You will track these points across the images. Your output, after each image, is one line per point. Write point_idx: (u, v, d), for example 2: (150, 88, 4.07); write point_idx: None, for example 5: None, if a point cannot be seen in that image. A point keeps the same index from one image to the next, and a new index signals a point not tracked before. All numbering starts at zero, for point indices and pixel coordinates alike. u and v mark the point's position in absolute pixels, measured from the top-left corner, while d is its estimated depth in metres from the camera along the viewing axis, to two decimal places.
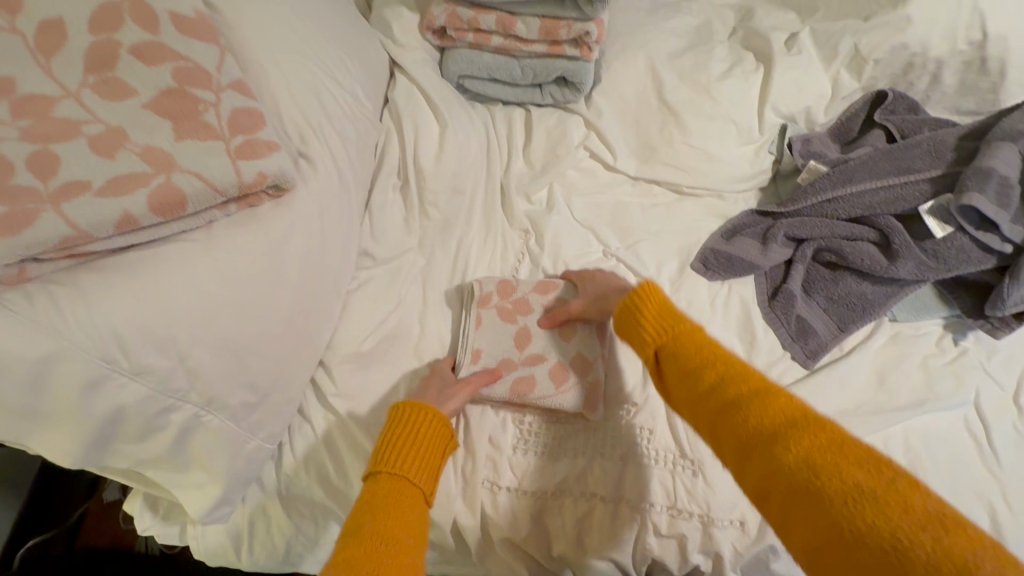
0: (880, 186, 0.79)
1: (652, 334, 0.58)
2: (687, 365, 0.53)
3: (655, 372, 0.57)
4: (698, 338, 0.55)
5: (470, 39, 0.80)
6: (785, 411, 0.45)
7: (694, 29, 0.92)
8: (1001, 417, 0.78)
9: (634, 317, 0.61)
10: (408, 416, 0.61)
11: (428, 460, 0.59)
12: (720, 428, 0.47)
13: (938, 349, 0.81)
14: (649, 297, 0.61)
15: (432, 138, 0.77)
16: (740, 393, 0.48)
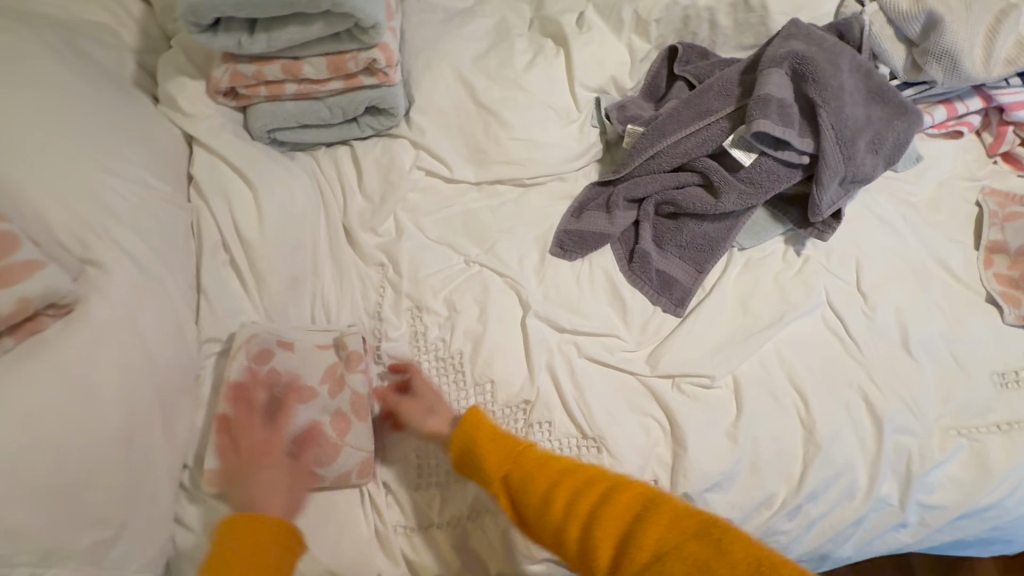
0: (690, 133, 0.85)
1: (491, 463, 0.58)
2: (538, 491, 0.55)
3: (504, 497, 0.57)
4: (536, 456, 0.57)
5: (264, 92, 0.78)
6: (638, 509, 0.51)
7: (492, 29, 0.94)
8: (851, 308, 0.85)
9: (473, 451, 0.60)
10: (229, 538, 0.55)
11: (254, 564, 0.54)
12: (588, 556, 0.50)
13: (786, 263, 0.88)
14: (476, 425, 0.61)
15: (249, 202, 0.74)
16: (591, 508, 0.52)
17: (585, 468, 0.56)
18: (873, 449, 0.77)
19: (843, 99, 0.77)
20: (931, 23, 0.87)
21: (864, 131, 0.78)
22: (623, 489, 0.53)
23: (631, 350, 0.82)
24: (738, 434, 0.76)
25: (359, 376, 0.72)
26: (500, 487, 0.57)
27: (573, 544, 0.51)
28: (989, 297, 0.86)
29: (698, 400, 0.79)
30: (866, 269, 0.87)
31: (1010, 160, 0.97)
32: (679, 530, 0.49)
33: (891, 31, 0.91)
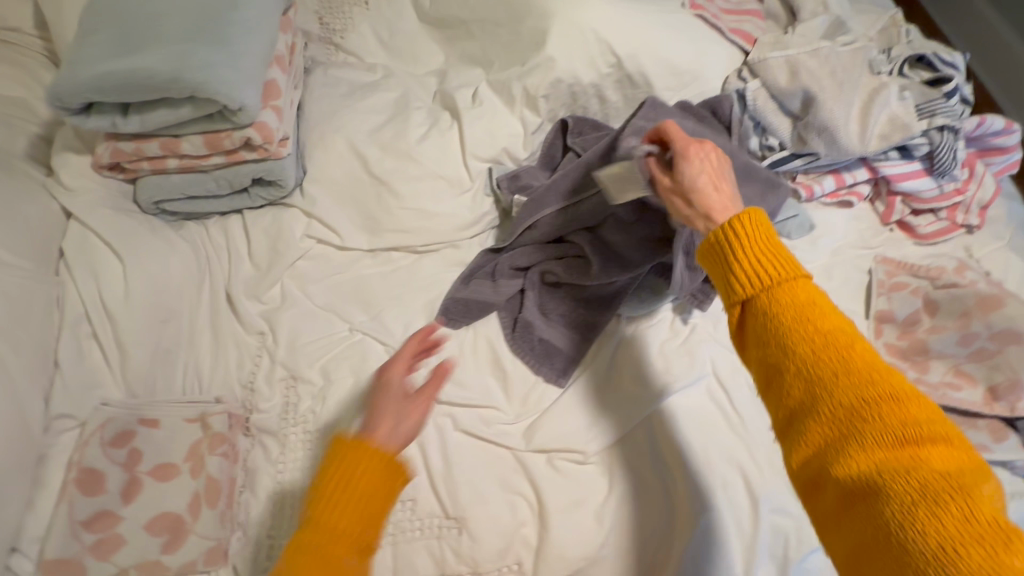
0: (569, 207, 0.86)
1: (753, 286, 0.52)
2: (799, 344, 0.49)
3: (755, 334, 0.52)
4: (803, 301, 0.50)
5: (147, 166, 0.80)
6: (865, 406, 0.45)
7: (392, 102, 0.98)
8: (736, 379, 0.85)
9: (732, 265, 0.54)
10: (337, 462, 0.53)
11: (366, 507, 0.52)
12: (806, 430, 0.47)
13: (671, 332, 0.87)
14: (761, 230, 0.54)
15: (118, 276, 0.76)
16: (825, 381, 0.47)
17: (848, 338, 0.48)
18: (749, 532, 0.74)
19: None
20: (808, 100, 0.90)
21: None
22: (868, 374, 0.46)
23: (510, 423, 0.81)
24: (605, 517, 0.75)
25: (219, 457, 0.72)
26: (750, 312, 0.52)
27: (810, 413, 0.47)
28: None
29: (570, 476, 0.77)
30: None
31: (904, 227, 0.98)
32: (907, 439, 0.43)
33: (774, 105, 0.93)
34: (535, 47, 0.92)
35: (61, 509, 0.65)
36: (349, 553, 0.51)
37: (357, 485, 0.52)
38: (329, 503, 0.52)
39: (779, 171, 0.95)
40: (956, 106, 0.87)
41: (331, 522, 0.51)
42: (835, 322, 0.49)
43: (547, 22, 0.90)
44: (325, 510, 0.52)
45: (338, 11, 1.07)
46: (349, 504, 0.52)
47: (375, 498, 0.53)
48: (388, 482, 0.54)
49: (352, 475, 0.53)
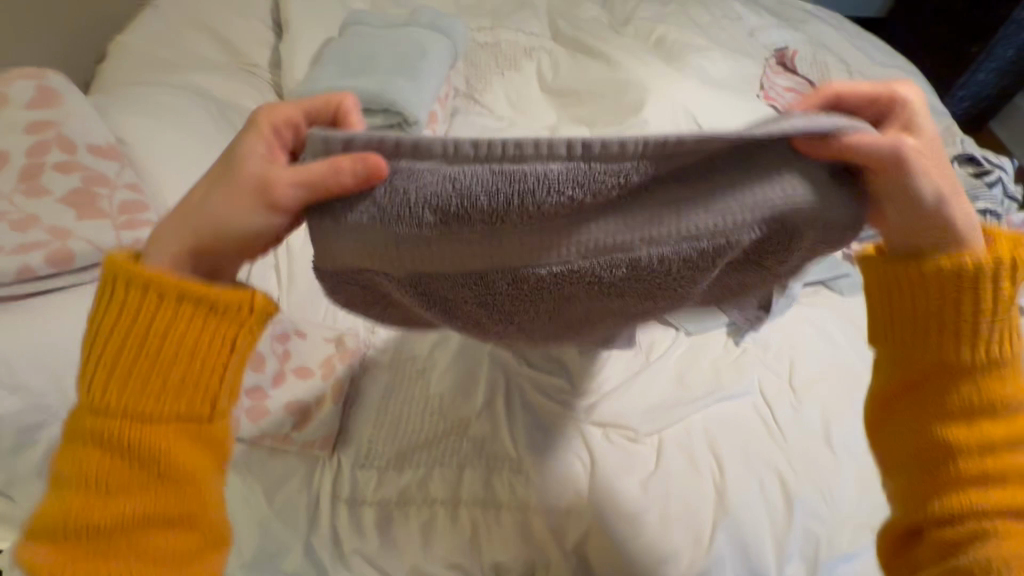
0: None
1: (964, 338, 0.54)
2: (971, 406, 0.54)
3: (920, 403, 0.56)
4: (995, 372, 0.54)
5: None
6: (1005, 471, 0.52)
7: None
8: (781, 399, 0.93)
9: (921, 300, 0.55)
10: (126, 301, 0.49)
11: (194, 361, 0.49)
12: (931, 476, 0.54)
13: (724, 351, 0.99)
14: (979, 278, 0.53)
15: (300, 229, 1.03)
16: (982, 444, 0.53)
17: (1016, 415, 0.54)
18: (781, 528, 0.81)
19: None
20: None
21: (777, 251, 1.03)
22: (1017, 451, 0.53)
23: (574, 397, 0.92)
24: (651, 490, 0.83)
25: (345, 366, 0.90)
26: (937, 379, 0.55)
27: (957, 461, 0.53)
28: None
29: (623, 451, 0.87)
30: (798, 368, 0.96)
31: None
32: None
33: None
34: (633, 111, 1.16)
35: None
36: (192, 402, 0.49)
37: (210, 334, 0.49)
38: (111, 358, 0.48)
39: None
40: (996, 196, 1.04)
41: (154, 381, 0.49)
42: (1013, 397, 0.54)
43: (643, 98, 1.16)
44: (122, 381, 0.48)
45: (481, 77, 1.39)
46: (148, 347, 0.48)
47: (218, 348, 0.50)
48: (230, 326, 0.50)
49: (207, 321, 0.49)
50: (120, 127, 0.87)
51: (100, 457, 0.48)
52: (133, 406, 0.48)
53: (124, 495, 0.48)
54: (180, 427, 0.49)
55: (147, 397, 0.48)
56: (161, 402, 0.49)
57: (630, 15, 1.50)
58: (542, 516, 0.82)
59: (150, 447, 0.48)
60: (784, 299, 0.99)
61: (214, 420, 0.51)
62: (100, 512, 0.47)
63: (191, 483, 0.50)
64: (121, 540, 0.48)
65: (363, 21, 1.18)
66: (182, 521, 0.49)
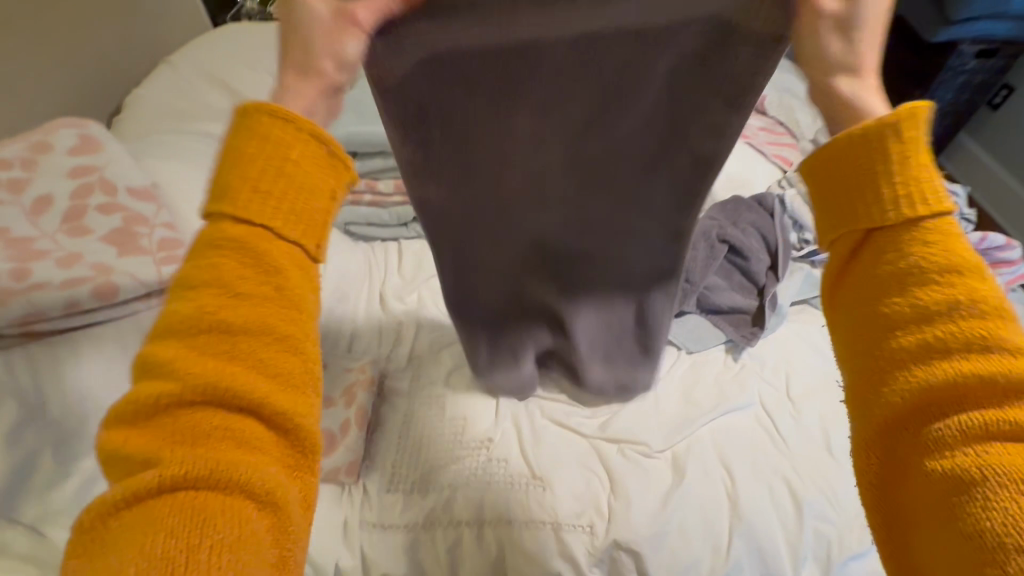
0: None
1: (896, 212, 0.43)
2: (912, 295, 0.42)
3: (864, 277, 0.45)
4: (942, 245, 0.42)
5: (349, 199, 1.16)
6: (984, 377, 0.39)
7: None
8: (781, 410, 0.99)
9: (872, 166, 0.44)
10: (265, 127, 0.44)
11: (309, 203, 0.45)
12: (897, 379, 0.41)
13: (725, 367, 1.05)
14: (913, 139, 0.44)
15: None
16: (948, 344, 0.40)
17: (982, 300, 0.41)
18: (794, 531, 0.85)
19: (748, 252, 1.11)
20: None
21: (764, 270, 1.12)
22: (991, 346, 0.40)
23: (586, 417, 0.97)
24: (670, 504, 0.86)
25: (367, 393, 0.93)
26: (871, 245, 0.45)
27: (899, 353, 0.42)
28: None
29: (638, 464, 0.91)
30: (794, 381, 1.02)
31: None
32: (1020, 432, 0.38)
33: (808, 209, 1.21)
34: None
35: None
36: (283, 247, 0.44)
37: (299, 170, 0.45)
38: (247, 181, 0.43)
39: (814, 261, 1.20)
40: None
41: (268, 206, 0.44)
42: (976, 278, 0.42)
43: None
44: (251, 195, 0.43)
45: None
46: (276, 174, 0.44)
47: (309, 184, 0.45)
48: (317, 176, 0.46)
49: (304, 147, 0.45)
50: (152, 172, 0.93)
51: (237, 274, 0.42)
52: (222, 267, 0.42)
53: (212, 363, 0.40)
54: (260, 275, 0.43)
55: (230, 247, 0.42)
56: (249, 258, 0.43)
57: None
58: (565, 532, 0.83)
59: (233, 306, 0.42)
60: (775, 317, 1.07)
61: (295, 267, 0.45)
62: (213, 355, 0.41)
63: (279, 352, 0.43)
64: (200, 403, 0.40)
65: None
66: (283, 424, 0.43)
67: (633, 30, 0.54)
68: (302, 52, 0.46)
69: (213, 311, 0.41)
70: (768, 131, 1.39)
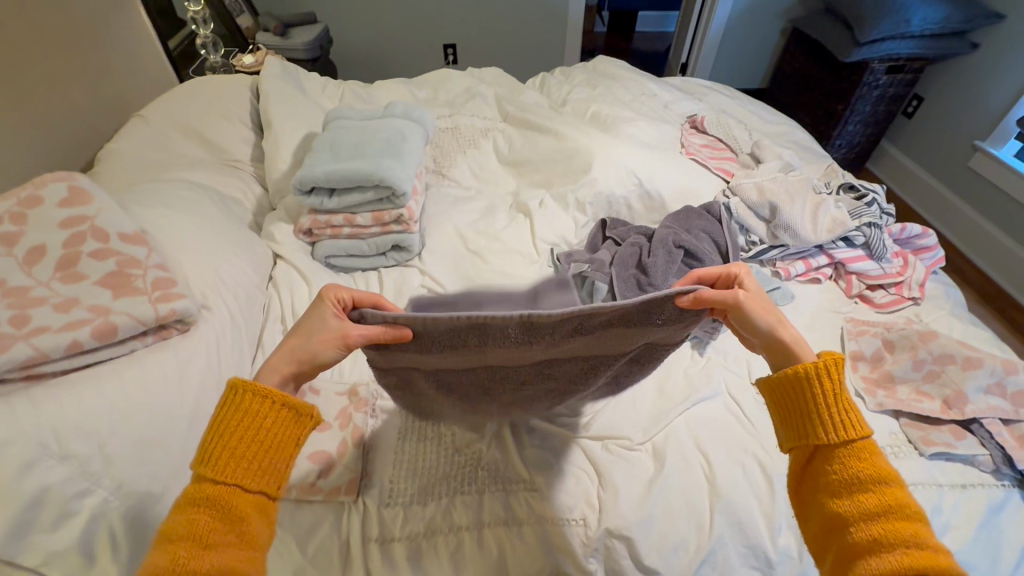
0: (622, 249, 1.26)
1: (832, 433, 0.60)
2: (850, 495, 0.57)
3: (814, 480, 0.61)
4: (867, 463, 0.58)
5: (328, 233, 1.21)
6: (913, 567, 0.50)
7: (483, 208, 1.42)
8: (744, 394, 1.08)
9: (802, 395, 0.63)
10: (244, 402, 0.60)
11: (273, 454, 0.60)
12: (846, 558, 0.54)
13: (691, 361, 1.14)
14: (831, 374, 0.63)
15: (304, 293, 1.10)
16: (882, 533, 0.53)
17: (906, 508, 0.54)
18: (768, 503, 0.92)
19: (703, 254, 1.21)
20: (773, 208, 1.31)
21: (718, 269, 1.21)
22: (906, 537, 0.52)
23: (571, 418, 1.03)
24: (654, 490, 0.92)
25: (362, 414, 0.99)
26: (817, 457, 0.62)
27: (848, 538, 0.55)
28: (856, 392, 1.08)
29: (621, 457, 0.97)
30: (753, 367, 1.13)
31: (864, 299, 1.28)
32: None
33: (750, 213, 1.34)
34: (583, 172, 1.38)
35: None
36: (248, 498, 0.57)
37: (268, 432, 0.60)
38: (224, 444, 0.58)
39: (761, 260, 1.33)
40: (875, 212, 1.30)
41: (236, 461, 0.57)
42: (894, 491, 0.56)
43: (590, 161, 1.39)
44: (226, 456, 0.57)
45: (448, 155, 1.58)
46: (248, 436, 0.59)
47: (276, 440, 0.60)
48: (281, 434, 0.61)
49: (272, 416, 0.61)
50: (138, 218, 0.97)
51: (206, 519, 0.54)
52: (196, 520, 0.53)
53: None
54: (229, 524, 0.55)
55: (205, 500, 0.55)
56: (217, 504, 0.55)
57: (566, 97, 1.77)
58: (561, 526, 0.88)
59: (197, 543, 0.52)
60: None
61: (259, 511, 0.57)
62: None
63: None
64: None
65: (344, 116, 1.36)
66: None
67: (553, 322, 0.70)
68: (303, 339, 0.68)
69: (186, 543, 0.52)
70: (711, 148, 1.54)
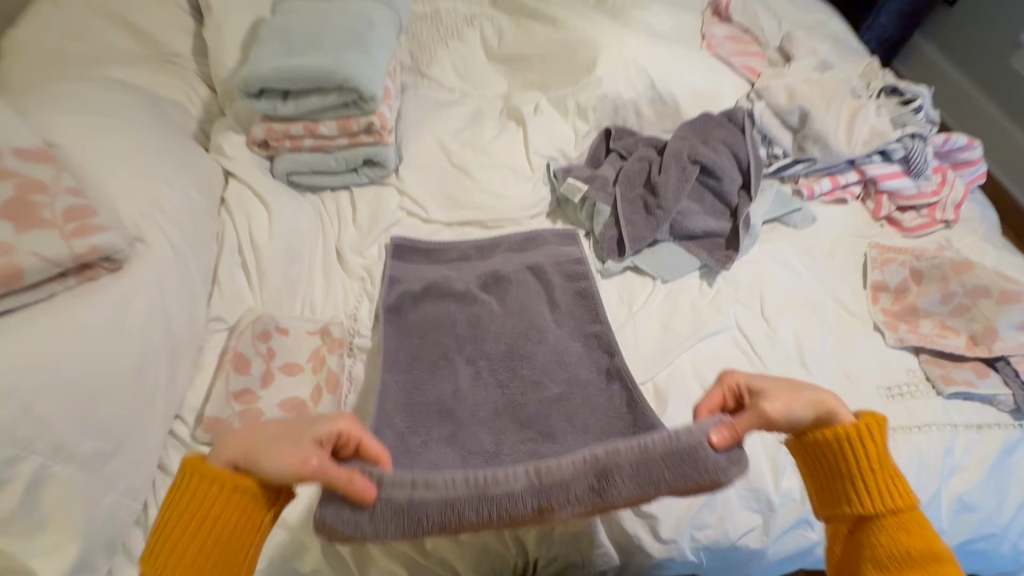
0: (628, 164, 1.10)
1: (873, 504, 0.58)
2: (900, 570, 0.56)
3: (856, 550, 0.59)
4: (910, 529, 0.57)
5: (288, 145, 1.03)
6: None
7: (468, 115, 1.23)
8: (756, 330, 0.99)
9: (838, 464, 0.59)
10: (192, 485, 0.54)
11: (227, 544, 0.54)
12: None
13: (701, 293, 1.04)
14: (873, 439, 0.58)
15: (263, 220, 0.96)
16: None
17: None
18: (773, 447, 0.87)
19: (720, 171, 1.05)
20: (804, 115, 1.14)
21: (736, 188, 1.05)
22: None
23: None
24: None
25: (336, 357, 0.87)
26: (859, 528, 0.59)
27: None
28: (875, 327, 1.00)
29: None
30: (767, 300, 1.03)
31: (892, 223, 1.15)
32: None
33: (778, 121, 1.17)
34: (586, 71, 1.17)
35: (220, 383, 0.80)
36: None
37: (220, 522, 0.54)
38: (177, 533, 0.54)
39: (784, 176, 1.18)
40: (921, 121, 1.14)
41: (187, 552, 0.53)
42: (942, 562, 0.55)
43: (596, 55, 1.16)
44: (177, 546, 0.53)
45: (426, 50, 1.34)
46: (199, 524, 0.54)
47: (233, 530, 0.54)
48: (239, 524, 0.55)
49: (224, 502, 0.54)
50: (47, 130, 0.80)
51: None
52: None
53: None
54: None
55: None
56: None
57: None
58: None
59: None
60: (748, 238, 1.04)
61: None
62: None
63: None
64: None
65: None
66: None
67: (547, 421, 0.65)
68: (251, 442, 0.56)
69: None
70: (735, 42, 1.31)
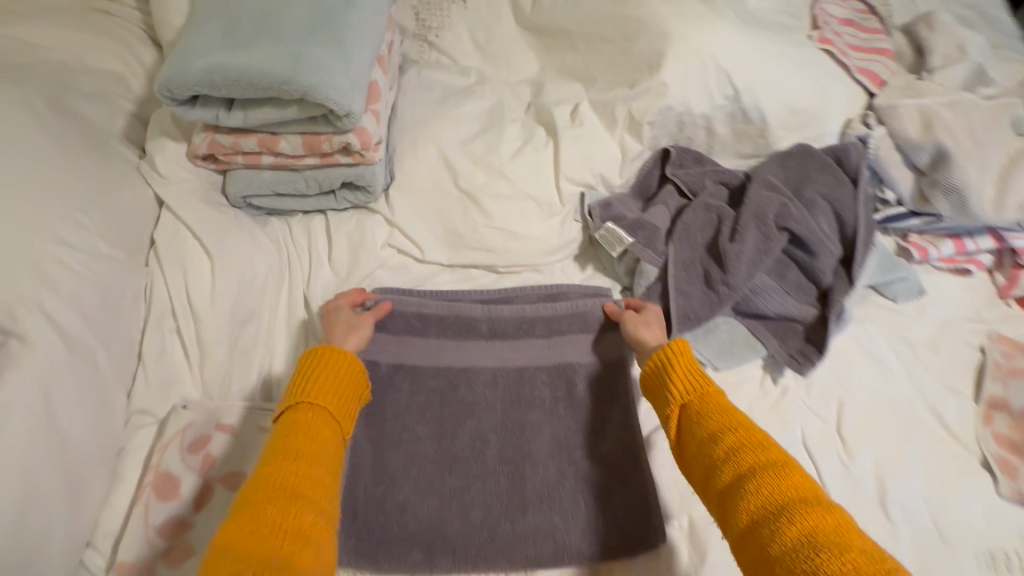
0: (691, 210, 0.84)
1: (686, 394, 0.67)
2: (714, 438, 0.62)
3: (689, 447, 0.64)
4: (721, 406, 0.65)
5: (241, 161, 0.78)
6: (790, 482, 0.55)
7: (486, 111, 0.94)
8: (826, 452, 0.78)
9: (665, 375, 0.69)
10: (326, 357, 0.69)
11: (343, 397, 0.67)
12: (729, 505, 0.57)
13: (761, 392, 0.81)
14: (681, 353, 0.70)
15: (204, 275, 0.74)
16: (754, 462, 0.58)
17: (768, 445, 0.60)
18: None
19: (815, 239, 0.79)
20: (939, 156, 0.84)
21: (830, 265, 0.79)
22: (772, 461, 0.57)
23: None
24: None
25: None
26: (686, 422, 0.65)
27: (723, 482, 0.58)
28: (984, 461, 0.78)
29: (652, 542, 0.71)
30: (847, 412, 0.80)
31: None
32: (790, 477, 0.56)
33: (899, 157, 0.87)
34: (647, 69, 0.85)
35: (139, 509, 0.63)
36: (331, 429, 0.64)
37: (340, 382, 0.68)
38: (307, 385, 0.66)
39: (890, 227, 0.91)
40: None
41: (317, 394, 0.65)
42: (751, 429, 0.62)
43: (662, 47, 0.84)
44: (306, 391, 0.65)
45: (435, 6, 1.00)
46: (325, 379, 0.67)
47: (351, 393, 0.69)
48: (356, 386, 0.70)
49: (349, 364, 0.70)
50: None
51: (295, 440, 0.60)
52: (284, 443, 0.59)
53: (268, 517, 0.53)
54: (313, 442, 0.61)
55: (302, 410, 0.63)
56: (312, 417, 0.63)
57: None
58: None
59: (308, 467, 0.58)
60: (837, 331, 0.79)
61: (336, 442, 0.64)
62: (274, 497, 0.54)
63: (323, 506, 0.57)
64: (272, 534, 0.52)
65: None
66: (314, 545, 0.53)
67: (483, 365, 0.81)
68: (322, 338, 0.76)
69: (286, 472, 0.57)
70: (853, 28, 0.94)
